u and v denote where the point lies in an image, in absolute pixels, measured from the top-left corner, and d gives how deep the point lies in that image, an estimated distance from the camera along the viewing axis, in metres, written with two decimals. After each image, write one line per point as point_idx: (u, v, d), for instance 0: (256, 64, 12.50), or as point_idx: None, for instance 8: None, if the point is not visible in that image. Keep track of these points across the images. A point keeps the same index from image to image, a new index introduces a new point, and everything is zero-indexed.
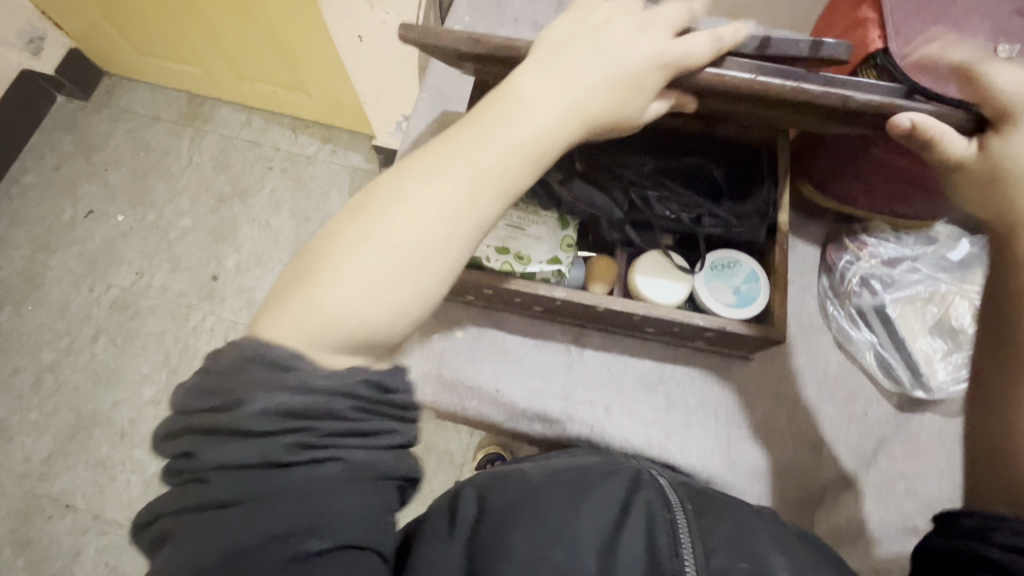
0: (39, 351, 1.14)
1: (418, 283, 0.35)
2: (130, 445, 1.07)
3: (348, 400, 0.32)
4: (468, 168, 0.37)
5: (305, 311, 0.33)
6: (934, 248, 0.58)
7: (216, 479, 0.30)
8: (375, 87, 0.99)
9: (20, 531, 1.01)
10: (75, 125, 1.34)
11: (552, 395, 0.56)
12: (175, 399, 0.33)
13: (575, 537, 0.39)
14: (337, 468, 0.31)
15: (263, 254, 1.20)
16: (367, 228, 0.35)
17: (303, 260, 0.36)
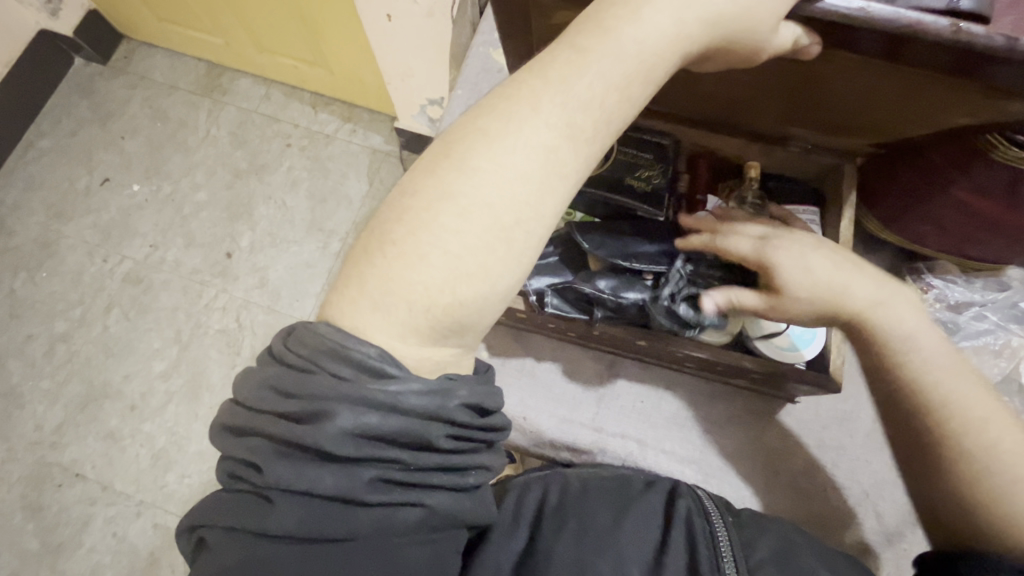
0: (52, 319, 1.14)
1: (513, 252, 0.34)
2: (140, 418, 1.07)
3: (442, 427, 0.32)
4: (562, 109, 0.34)
5: (391, 279, 0.33)
6: (1006, 295, 0.57)
7: (290, 503, 0.31)
8: (400, 68, 0.94)
9: (30, 498, 1.02)
10: (92, 90, 1.31)
11: (583, 427, 0.60)
12: (242, 390, 0.33)
13: (622, 544, 0.43)
14: (419, 513, 0.33)
15: (279, 233, 1.18)
16: (454, 189, 0.33)
17: (386, 217, 0.34)
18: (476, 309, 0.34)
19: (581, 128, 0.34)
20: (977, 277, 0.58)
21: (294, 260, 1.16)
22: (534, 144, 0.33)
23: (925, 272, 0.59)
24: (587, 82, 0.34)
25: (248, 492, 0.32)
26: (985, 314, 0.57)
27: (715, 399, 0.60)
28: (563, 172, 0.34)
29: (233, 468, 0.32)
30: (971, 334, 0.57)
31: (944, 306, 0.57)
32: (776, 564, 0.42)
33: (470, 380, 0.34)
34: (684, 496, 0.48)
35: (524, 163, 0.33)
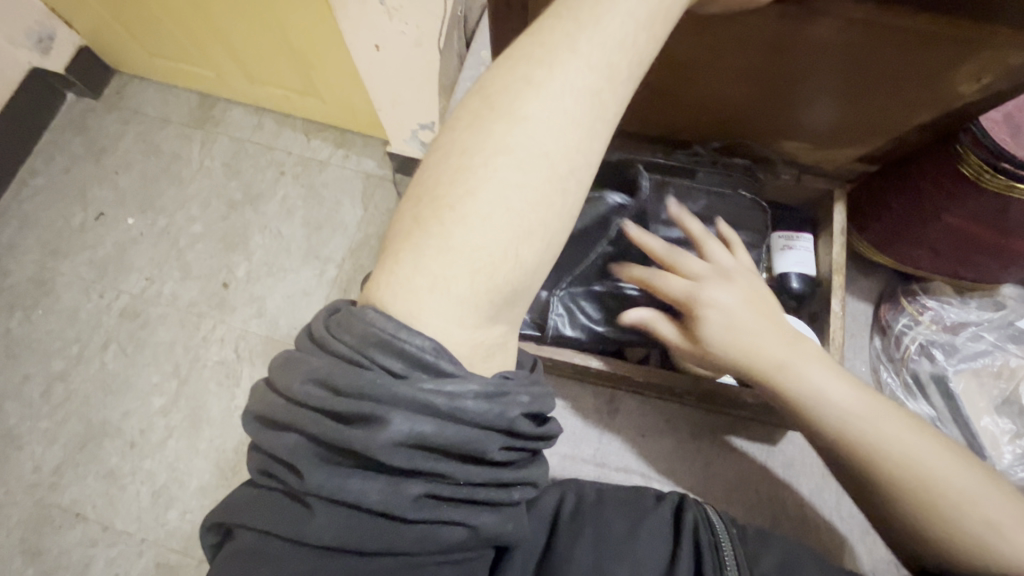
0: (50, 358, 1.13)
1: (567, 203, 0.34)
2: (140, 455, 1.06)
3: (499, 439, 0.31)
4: (601, 49, 0.34)
5: (450, 236, 0.32)
6: (1001, 312, 0.71)
7: (332, 513, 0.30)
8: (391, 95, 0.95)
9: (31, 541, 1.01)
10: (85, 126, 1.32)
11: (587, 462, 0.63)
12: (283, 381, 0.31)
13: (638, 553, 0.43)
14: (463, 532, 0.32)
15: (275, 262, 1.18)
16: (510, 143, 0.33)
17: (435, 180, 0.33)
18: (532, 270, 0.34)
19: (620, 69, 0.34)
20: (971, 297, 0.72)
21: (292, 288, 1.16)
22: (579, 88, 0.33)
23: (920, 295, 0.73)
24: (626, 10, 0.34)
25: (285, 497, 0.31)
26: (980, 334, 0.71)
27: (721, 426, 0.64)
28: (607, 114, 0.34)
29: (267, 466, 0.32)
30: (966, 354, 0.70)
31: (936, 327, 0.71)
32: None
33: (526, 384, 0.34)
34: (691, 507, 0.47)
35: (574, 107, 0.33)
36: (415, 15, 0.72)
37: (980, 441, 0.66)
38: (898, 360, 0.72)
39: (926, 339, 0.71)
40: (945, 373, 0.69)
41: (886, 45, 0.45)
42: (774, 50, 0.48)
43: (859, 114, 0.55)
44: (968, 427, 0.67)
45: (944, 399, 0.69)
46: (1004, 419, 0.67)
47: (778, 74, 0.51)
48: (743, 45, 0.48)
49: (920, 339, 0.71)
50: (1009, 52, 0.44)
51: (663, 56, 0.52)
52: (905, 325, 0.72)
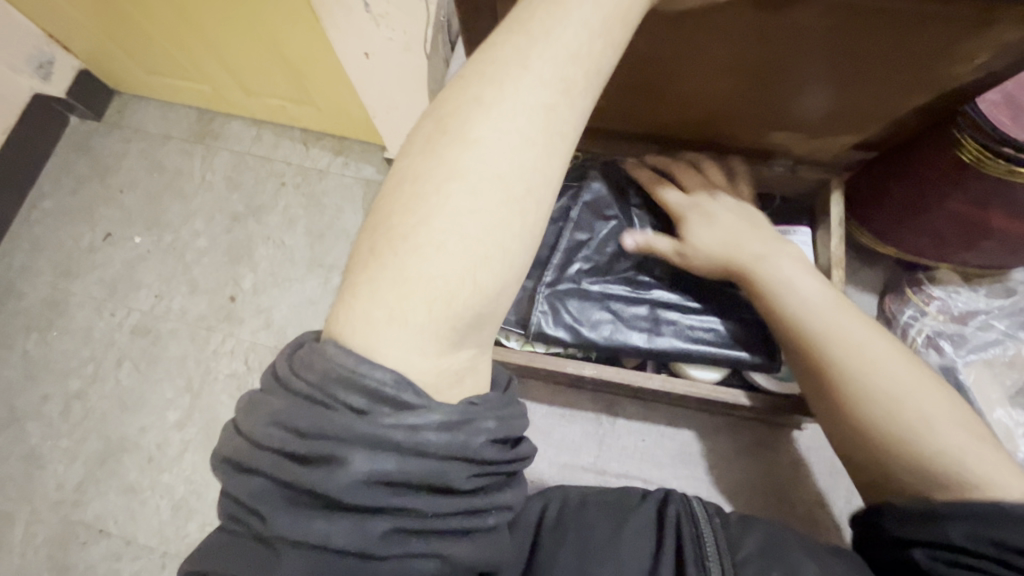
0: (66, 377, 1.15)
1: (528, 223, 0.34)
2: (158, 469, 1.07)
3: (464, 468, 0.31)
4: (553, 65, 0.33)
5: (405, 266, 0.31)
6: (1012, 300, 0.70)
7: (301, 554, 0.30)
8: (384, 102, 0.94)
9: (57, 557, 1.03)
10: (89, 148, 1.34)
11: (587, 469, 0.72)
12: (250, 428, 0.31)
13: (621, 555, 0.43)
14: (436, 563, 0.32)
15: (280, 272, 1.19)
16: (464, 168, 0.32)
17: (389, 212, 0.33)
18: (496, 293, 0.34)
19: (575, 82, 0.34)
20: (981, 285, 0.71)
21: (298, 298, 1.17)
22: (531, 104, 0.33)
23: (927, 284, 0.71)
24: (578, 18, 0.34)
25: (253, 542, 0.31)
26: (992, 323, 0.71)
27: (715, 429, 0.72)
28: (563, 131, 0.34)
29: (236, 511, 0.31)
30: (978, 346, 0.70)
31: (949, 318, 0.70)
32: (764, 559, 0.43)
33: (494, 407, 0.33)
34: (675, 501, 0.47)
35: (527, 126, 0.33)
36: (401, 21, 0.71)
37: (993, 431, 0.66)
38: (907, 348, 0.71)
39: (937, 332, 0.69)
40: (955, 365, 0.68)
41: (865, 32, 0.44)
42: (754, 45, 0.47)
43: (847, 101, 0.53)
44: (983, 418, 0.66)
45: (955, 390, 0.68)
46: (1014, 406, 0.68)
47: (759, 63, 0.50)
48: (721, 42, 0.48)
49: (930, 331, 0.70)
50: (1004, 30, 0.42)
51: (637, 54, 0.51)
52: (912, 316, 0.71)
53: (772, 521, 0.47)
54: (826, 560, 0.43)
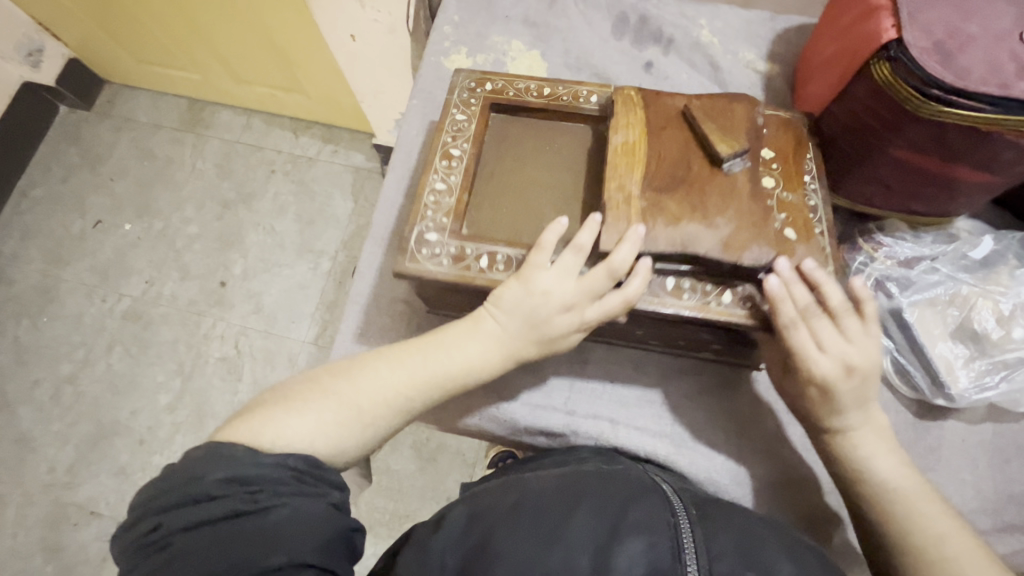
0: (57, 362, 1.16)
1: (341, 445, 0.40)
2: (149, 451, 1.08)
3: (295, 462, 0.37)
4: (419, 364, 0.44)
5: (272, 416, 0.39)
6: (954, 247, 0.54)
7: (178, 541, 0.33)
8: (371, 86, 0.97)
9: (49, 539, 1.04)
10: (79, 137, 1.35)
11: (554, 410, 0.53)
12: (135, 500, 0.37)
13: (570, 535, 0.38)
14: (285, 512, 0.35)
15: (270, 258, 1.21)
16: (347, 375, 0.43)
17: (289, 386, 0.43)
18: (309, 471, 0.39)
19: (425, 383, 0.44)
20: (925, 232, 0.56)
21: (288, 283, 1.18)
22: (394, 375, 0.43)
23: (874, 232, 0.57)
24: (471, 347, 0.45)
25: (149, 552, 0.33)
26: (936, 267, 0.53)
27: (688, 371, 0.54)
28: (405, 405, 0.43)
29: (130, 530, 0.35)
30: (922, 289, 0.52)
31: (894, 263, 0.54)
32: (740, 557, 0.37)
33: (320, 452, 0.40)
34: (648, 495, 0.42)
35: (381, 384, 0.43)
36: (385, 1, 0.73)
37: (932, 367, 0.50)
38: None
39: (884, 277, 0.53)
40: (902, 310, 0.51)
41: None
42: (673, 156, 0.47)
43: None
44: (923, 364, 0.50)
45: (899, 330, 0.52)
46: (956, 343, 0.51)
47: None
48: (648, 146, 0.48)
49: (878, 277, 0.53)
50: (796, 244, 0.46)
51: (572, 144, 0.53)
52: (861, 262, 0.55)
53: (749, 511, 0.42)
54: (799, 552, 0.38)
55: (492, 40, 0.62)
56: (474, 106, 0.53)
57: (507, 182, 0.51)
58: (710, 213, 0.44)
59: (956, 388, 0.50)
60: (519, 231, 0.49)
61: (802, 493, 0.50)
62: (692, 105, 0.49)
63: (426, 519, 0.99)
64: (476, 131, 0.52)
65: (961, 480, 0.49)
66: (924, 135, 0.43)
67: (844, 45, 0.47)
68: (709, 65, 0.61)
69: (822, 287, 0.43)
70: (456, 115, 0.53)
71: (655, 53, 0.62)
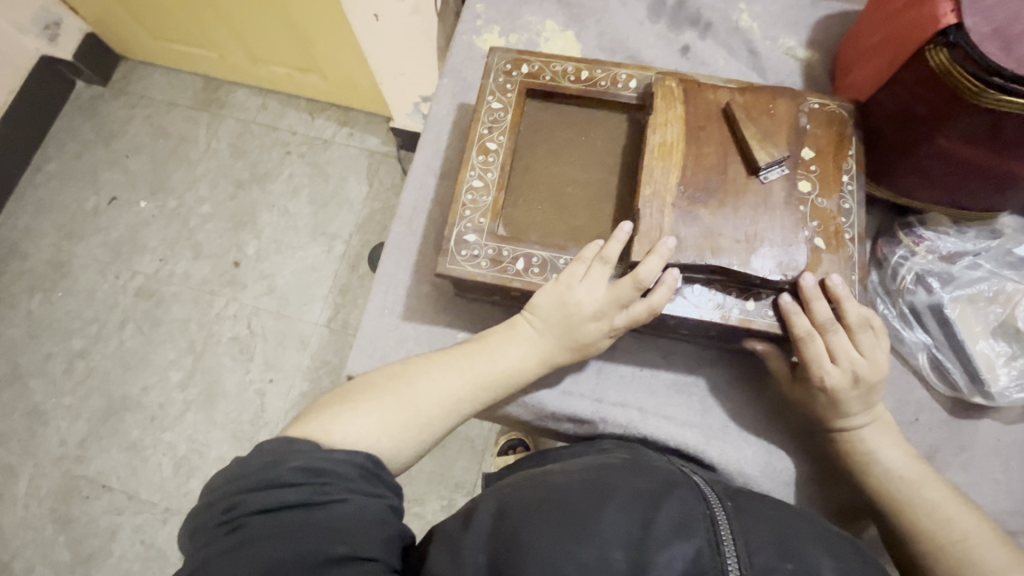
0: (70, 337, 1.16)
1: (405, 442, 0.42)
2: (160, 428, 1.09)
3: (361, 460, 0.38)
4: (467, 370, 0.46)
5: (342, 415, 0.40)
6: (996, 243, 0.53)
7: (253, 522, 0.34)
8: (392, 67, 0.95)
9: (60, 511, 1.05)
10: (94, 112, 1.34)
11: (582, 397, 0.53)
12: (213, 479, 0.38)
13: (601, 527, 0.38)
14: (352, 507, 0.35)
15: (283, 240, 1.20)
16: (405, 377, 0.45)
17: (349, 388, 0.44)
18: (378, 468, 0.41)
19: (474, 388, 0.46)
20: (968, 227, 0.53)
21: (300, 265, 1.18)
22: (448, 379, 0.45)
23: (915, 225, 0.54)
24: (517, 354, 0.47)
25: (217, 533, 0.35)
26: (979, 263, 0.52)
27: (715, 361, 0.54)
28: (460, 407, 0.45)
29: (207, 508, 0.36)
30: (963, 285, 0.51)
31: (935, 258, 0.52)
32: (777, 548, 0.37)
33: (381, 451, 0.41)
34: (681, 486, 0.43)
35: (437, 386, 0.44)
36: None
37: (972, 365, 0.49)
38: (892, 292, 0.53)
39: (924, 272, 0.52)
40: (942, 307, 0.50)
41: None
42: (710, 160, 0.47)
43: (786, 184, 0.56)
44: (962, 361, 0.50)
45: (939, 327, 0.51)
46: (997, 340, 0.50)
47: None
48: (686, 146, 0.47)
49: (918, 271, 0.52)
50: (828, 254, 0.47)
51: (607, 136, 0.53)
52: (901, 257, 0.53)
53: (782, 504, 0.43)
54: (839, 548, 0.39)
55: (525, 21, 0.61)
56: (510, 93, 0.52)
57: (544, 177, 0.51)
58: (743, 224, 0.45)
59: (995, 386, 0.49)
60: (556, 232, 0.49)
61: (828, 486, 0.50)
62: (733, 105, 0.48)
63: (434, 504, 1.00)
64: (512, 122, 0.51)
65: (990, 480, 0.49)
66: (975, 126, 0.42)
67: (892, 34, 0.47)
68: (747, 51, 0.59)
69: (841, 302, 0.45)
70: (492, 103, 0.52)
71: (692, 37, 0.60)
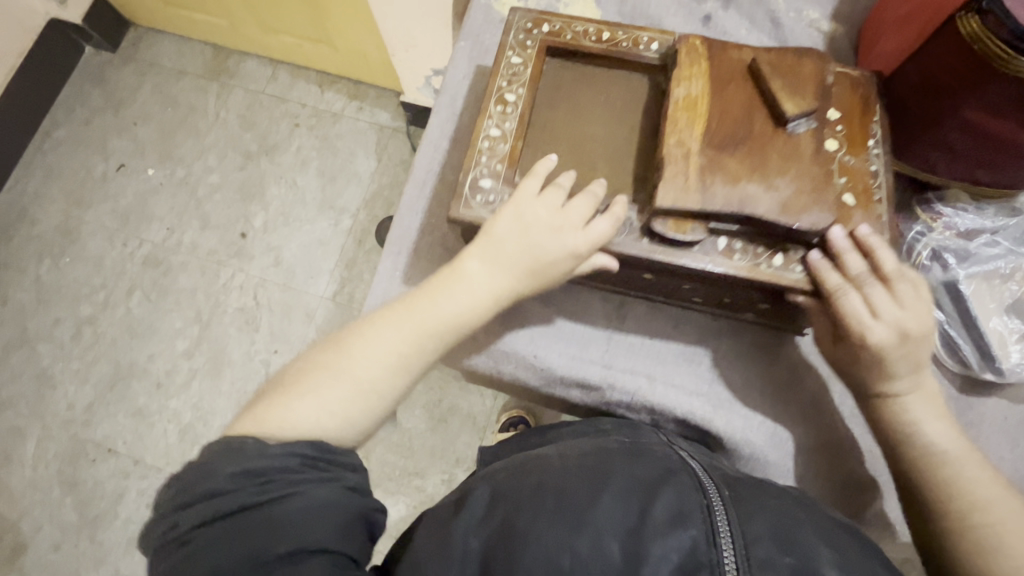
0: (78, 303, 1.17)
1: (366, 407, 0.40)
2: (166, 395, 1.10)
3: (300, 452, 0.36)
4: (417, 322, 0.42)
5: (274, 407, 0.38)
6: (1018, 220, 0.52)
7: (198, 535, 0.33)
8: (404, 39, 0.94)
9: (67, 473, 1.07)
10: (103, 79, 1.33)
11: (591, 363, 0.53)
12: (160, 495, 0.37)
13: (599, 520, 0.39)
14: (297, 502, 0.34)
15: (291, 212, 1.20)
16: (346, 345, 0.41)
17: (290, 372, 0.42)
18: (339, 433, 0.39)
19: (428, 338, 0.42)
20: (988, 204, 0.53)
21: (307, 238, 1.18)
22: (395, 337, 0.42)
23: (934, 201, 0.54)
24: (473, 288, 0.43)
25: (171, 547, 0.34)
26: (997, 240, 0.52)
27: (724, 333, 0.54)
28: (414, 364, 0.42)
29: (157, 525, 0.36)
30: (980, 261, 0.52)
31: (953, 234, 0.52)
32: (775, 539, 0.38)
33: (326, 414, 0.39)
34: (678, 474, 0.43)
35: (383, 349, 0.41)
36: None
37: (984, 342, 0.50)
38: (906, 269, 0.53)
39: (941, 247, 0.52)
40: (957, 283, 0.51)
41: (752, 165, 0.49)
42: (734, 115, 0.47)
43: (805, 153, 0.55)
44: (974, 338, 0.50)
45: (953, 303, 0.51)
46: (1011, 318, 0.51)
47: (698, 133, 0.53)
48: (711, 101, 0.47)
49: (935, 247, 0.52)
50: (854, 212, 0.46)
51: (628, 96, 0.52)
52: (917, 233, 0.53)
53: (781, 488, 0.44)
54: (837, 543, 0.39)
55: None
56: (530, 49, 0.52)
57: (561, 134, 0.50)
58: (767, 177, 0.45)
59: (1006, 362, 0.49)
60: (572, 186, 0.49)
61: (831, 459, 0.51)
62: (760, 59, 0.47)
63: (436, 477, 1.01)
64: (532, 77, 0.51)
65: (999, 458, 0.49)
66: (1006, 94, 0.42)
67: (924, 3, 0.47)
68: (771, 21, 0.59)
69: (875, 254, 0.44)
70: (512, 56, 0.52)
71: (714, 7, 0.59)
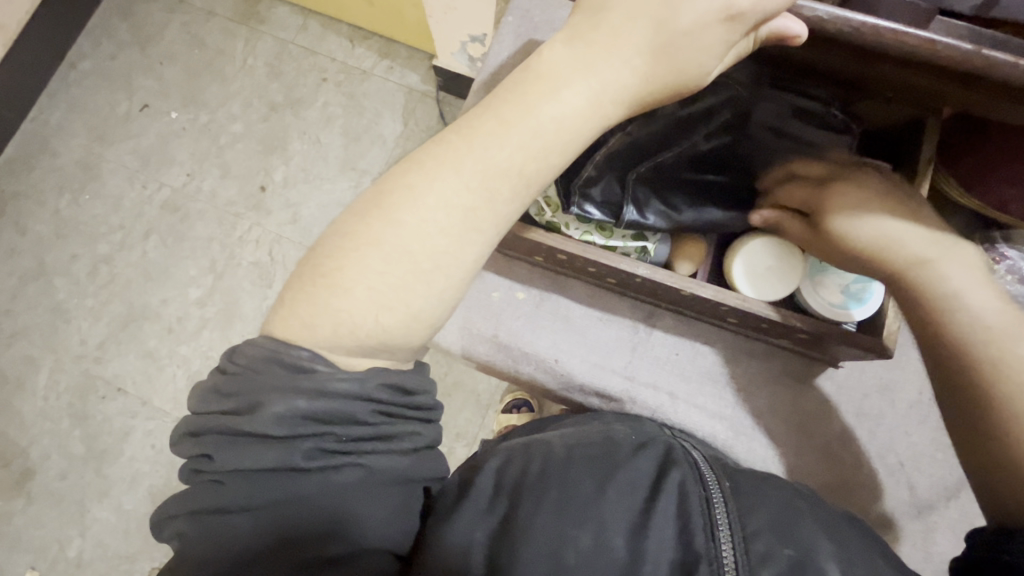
0: (94, 241, 1.17)
1: (436, 287, 0.36)
2: (176, 341, 1.11)
3: (367, 406, 0.34)
4: (481, 173, 0.35)
5: (319, 303, 0.34)
6: None
7: (234, 481, 0.33)
8: (444, 1, 0.90)
9: (77, 406, 1.09)
10: (130, 12, 1.29)
11: (613, 373, 0.55)
12: (192, 399, 0.36)
13: (604, 514, 0.40)
14: (356, 473, 0.34)
15: (312, 169, 1.18)
16: (391, 210, 0.35)
17: (323, 253, 0.36)
18: (407, 317, 0.35)
19: (499, 192, 0.36)
20: None
21: (327, 198, 1.16)
22: (456, 203, 0.35)
23: (999, 241, 0.53)
24: (552, 107, 0.35)
25: (205, 481, 0.33)
26: None
27: (753, 356, 0.54)
28: (483, 228, 0.36)
29: (188, 443, 0.35)
30: None
31: (1016, 279, 0.52)
32: (774, 533, 0.39)
33: (388, 287, 0.35)
34: (680, 465, 0.43)
35: (444, 219, 0.35)
36: None
37: None
38: None
39: None
40: None
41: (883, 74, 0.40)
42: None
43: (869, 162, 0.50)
44: None
45: None
46: None
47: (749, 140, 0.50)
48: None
49: None
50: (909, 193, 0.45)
51: None
52: None
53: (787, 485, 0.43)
54: (847, 542, 0.39)
55: None
56: None
57: None
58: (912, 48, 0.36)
59: None
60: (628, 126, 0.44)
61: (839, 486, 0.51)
62: None
63: None
64: None
65: None
66: None
67: None
68: None
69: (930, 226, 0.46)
70: None
71: None
